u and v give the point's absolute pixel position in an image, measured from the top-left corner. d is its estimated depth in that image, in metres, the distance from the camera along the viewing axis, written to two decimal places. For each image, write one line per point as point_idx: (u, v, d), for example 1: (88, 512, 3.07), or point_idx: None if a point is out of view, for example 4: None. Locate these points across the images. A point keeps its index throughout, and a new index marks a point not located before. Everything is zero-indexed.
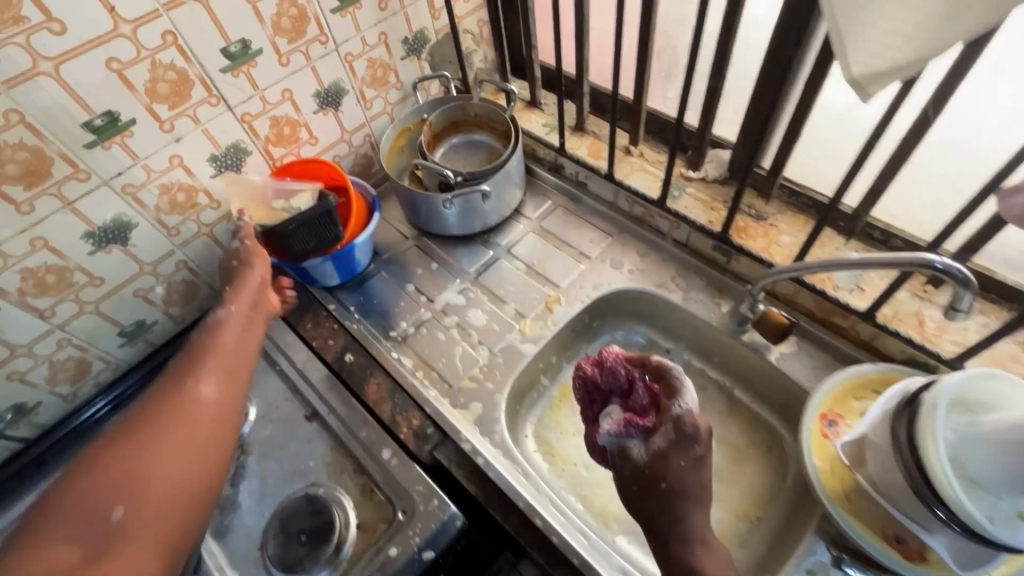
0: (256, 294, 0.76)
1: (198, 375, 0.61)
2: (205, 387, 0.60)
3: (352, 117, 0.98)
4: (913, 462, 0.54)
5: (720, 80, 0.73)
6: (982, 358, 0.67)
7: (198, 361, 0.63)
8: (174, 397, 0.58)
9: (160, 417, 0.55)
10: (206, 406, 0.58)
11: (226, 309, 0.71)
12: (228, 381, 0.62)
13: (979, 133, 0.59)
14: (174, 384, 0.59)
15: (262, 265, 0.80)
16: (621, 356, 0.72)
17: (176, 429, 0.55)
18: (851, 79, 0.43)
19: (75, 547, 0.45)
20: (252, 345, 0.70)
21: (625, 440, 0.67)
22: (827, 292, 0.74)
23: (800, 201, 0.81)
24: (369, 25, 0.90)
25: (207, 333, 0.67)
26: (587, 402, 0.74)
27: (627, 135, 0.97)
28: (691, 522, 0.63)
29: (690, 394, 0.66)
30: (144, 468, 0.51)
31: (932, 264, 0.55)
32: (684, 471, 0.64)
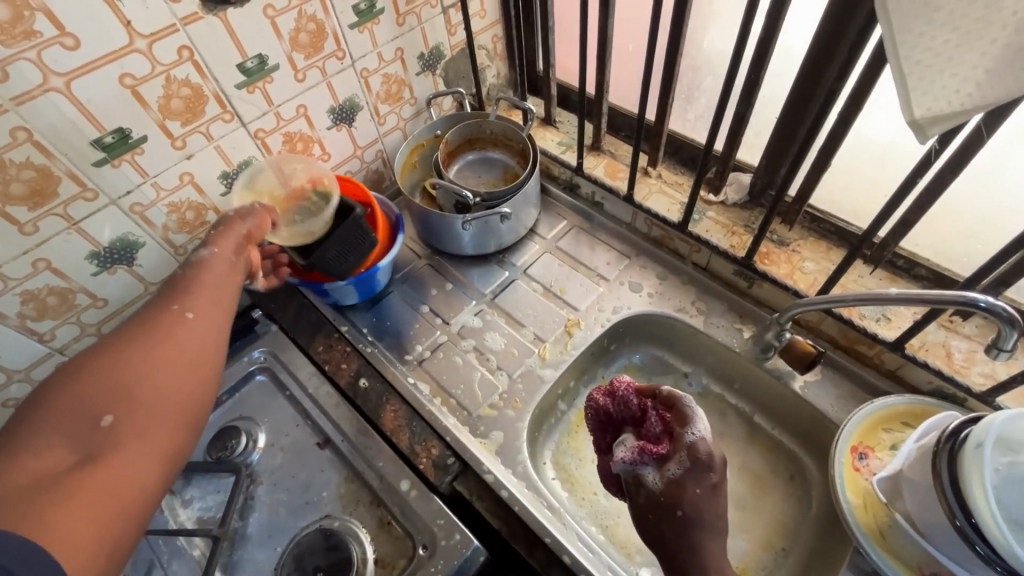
0: (239, 242, 0.70)
1: (180, 302, 0.60)
2: (188, 314, 0.59)
3: (365, 133, 0.95)
4: (956, 501, 0.54)
5: (749, 107, 0.72)
6: (1011, 393, 0.67)
7: (181, 289, 0.61)
8: (154, 321, 0.57)
9: (143, 339, 0.55)
10: (193, 329, 0.58)
11: (211, 249, 0.66)
12: (212, 308, 0.61)
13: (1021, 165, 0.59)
14: (154, 310, 0.58)
15: (254, 220, 0.73)
16: (632, 386, 0.69)
17: (161, 349, 0.54)
18: (912, 121, 0.42)
19: (65, 449, 0.45)
20: (237, 279, 0.68)
21: (639, 467, 0.65)
22: (853, 321, 0.73)
23: (822, 228, 0.80)
24: (386, 40, 0.87)
25: (190, 267, 0.64)
26: (600, 433, 0.72)
27: (645, 156, 0.96)
28: (709, 552, 0.59)
29: (702, 420, 0.64)
30: (129, 385, 0.51)
31: (976, 303, 0.53)
32: (701, 498, 0.61)
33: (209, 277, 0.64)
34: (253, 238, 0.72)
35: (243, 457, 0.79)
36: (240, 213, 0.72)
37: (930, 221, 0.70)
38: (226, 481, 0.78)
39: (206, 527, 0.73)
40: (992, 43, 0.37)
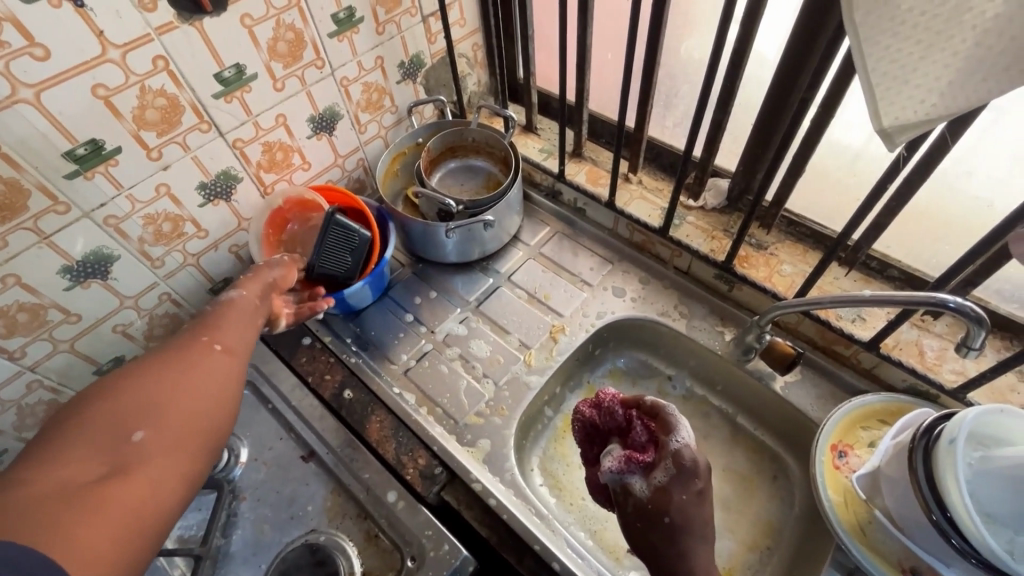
0: (265, 288, 0.72)
1: (211, 333, 0.60)
2: (217, 346, 0.58)
3: (346, 141, 0.95)
4: (931, 495, 0.55)
5: (726, 115, 0.74)
6: (981, 389, 0.69)
7: (211, 322, 0.62)
8: (185, 349, 0.56)
9: (173, 364, 0.54)
10: (224, 359, 0.58)
11: (238, 291, 0.68)
12: (239, 342, 0.62)
13: (988, 168, 0.61)
14: (184, 339, 0.58)
15: (281, 269, 0.75)
16: (618, 397, 0.71)
17: (191, 372, 0.54)
18: (880, 130, 0.44)
19: (89, 463, 0.44)
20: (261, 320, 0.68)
21: (626, 476, 0.66)
22: (830, 322, 0.75)
23: (798, 231, 0.82)
24: (366, 49, 0.87)
25: (219, 306, 0.65)
26: (587, 443, 0.74)
27: (626, 162, 0.97)
28: (696, 556, 0.60)
29: (685, 427, 0.65)
30: (158, 406, 0.50)
31: (946, 304, 0.55)
32: (686, 505, 0.62)
33: (236, 313, 0.64)
34: (279, 286, 0.74)
35: (225, 472, 0.77)
36: (266, 265, 0.74)
37: (901, 222, 0.72)
38: (209, 498, 0.77)
39: (188, 546, 0.72)
40: (955, 55, 0.39)
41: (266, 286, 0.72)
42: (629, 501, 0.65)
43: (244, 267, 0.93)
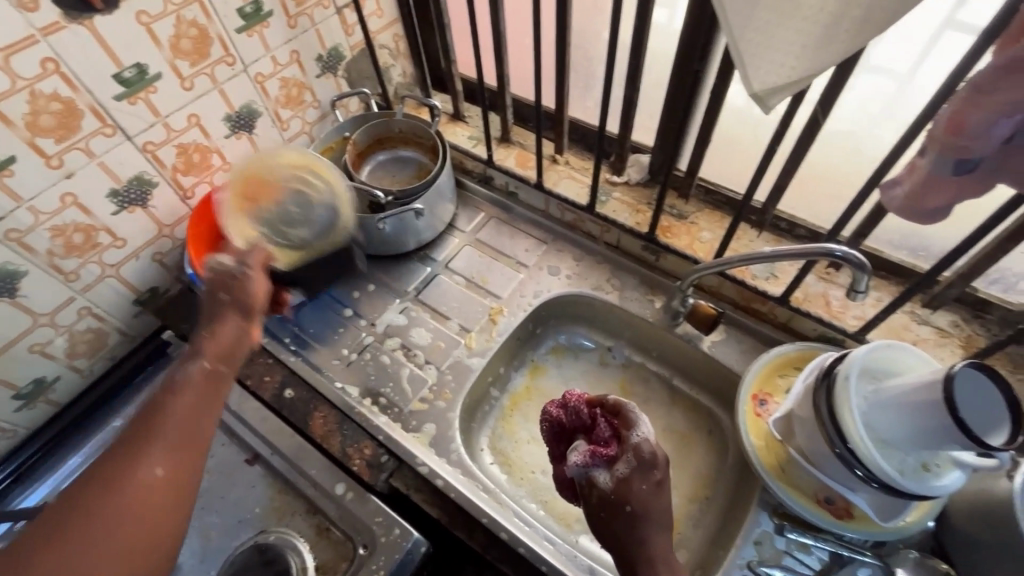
0: (238, 333, 0.60)
1: (146, 454, 0.49)
2: (158, 474, 0.49)
3: (267, 139, 0.93)
4: (833, 429, 0.60)
5: (635, 91, 0.77)
6: (880, 329, 0.75)
7: (150, 435, 0.50)
8: (114, 484, 0.47)
9: (83, 531, 0.45)
10: (158, 499, 0.48)
11: (197, 366, 0.55)
12: (177, 458, 0.50)
13: (866, 128, 0.67)
14: (113, 463, 0.48)
15: (258, 280, 0.63)
16: (583, 396, 0.68)
17: (115, 538, 0.45)
18: (753, 93, 0.48)
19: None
20: (208, 410, 0.55)
21: (590, 470, 0.62)
22: (746, 282, 0.80)
23: (715, 199, 0.87)
24: (279, 43, 0.85)
25: (165, 402, 0.52)
26: (555, 442, 0.70)
27: (552, 144, 0.99)
28: (657, 543, 0.57)
29: (646, 421, 0.62)
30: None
31: (834, 254, 0.60)
32: (648, 495, 0.58)
33: (174, 415, 0.52)
34: (255, 311, 0.62)
35: None
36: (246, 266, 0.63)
37: (800, 182, 0.77)
38: None
39: None
40: (803, 21, 0.42)
41: (213, 365, 0.56)
42: (592, 492, 0.61)
43: (171, 275, 0.90)
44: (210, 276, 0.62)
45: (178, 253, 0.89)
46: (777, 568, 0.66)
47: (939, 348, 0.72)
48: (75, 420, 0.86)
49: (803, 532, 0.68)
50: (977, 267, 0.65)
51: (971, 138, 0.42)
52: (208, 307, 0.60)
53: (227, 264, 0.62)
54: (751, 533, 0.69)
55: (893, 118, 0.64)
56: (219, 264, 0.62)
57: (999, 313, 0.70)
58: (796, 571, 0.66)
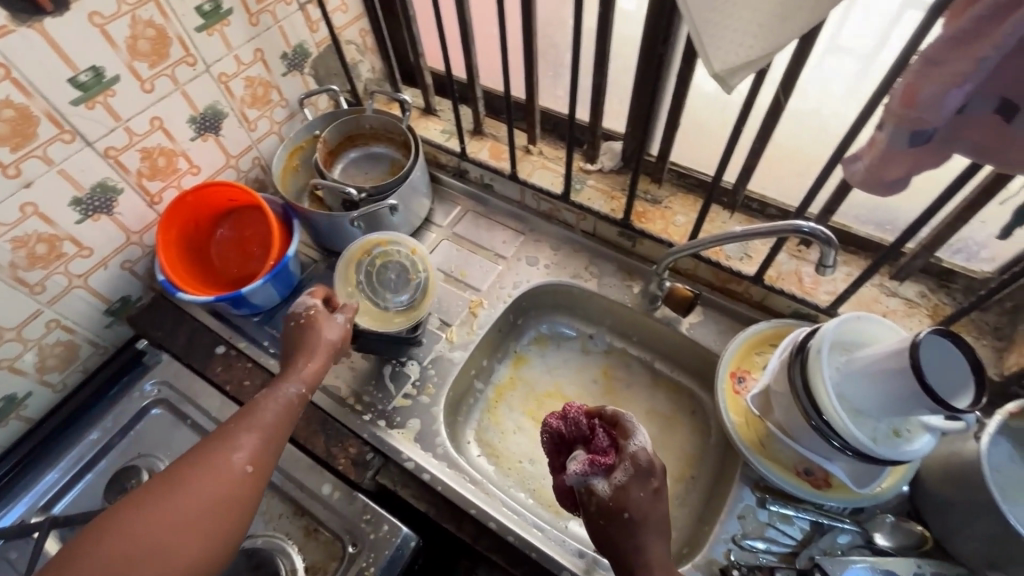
0: (326, 357, 0.71)
1: (243, 446, 0.62)
2: (247, 467, 0.61)
3: (235, 140, 0.91)
4: (808, 402, 0.62)
5: (604, 78, 0.77)
6: (851, 302, 0.77)
7: (245, 430, 0.63)
8: (213, 465, 0.59)
9: (178, 495, 0.57)
10: (235, 489, 0.59)
11: (298, 390, 0.68)
12: (268, 455, 0.63)
13: (828, 106, 0.68)
14: (216, 447, 0.61)
15: (334, 327, 0.73)
16: (582, 407, 0.66)
17: (193, 512, 0.57)
18: (713, 73, 0.48)
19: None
20: (289, 428, 0.66)
21: (589, 478, 0.60)
22: (720, 263, 0.82)
23: (687, 182, 0.88)
24: (241, 42, 0.84)
25: (263, 402, 0.66)
26: (555, 454, 0.67)
27: (525, 135, 0.99)
28: (653, 551, 0.57)
29: (643, 430, 0.62)
30: (164, 543, 0.55)
31: (802, 230, 0.62)
32: (645, 502, 0.58)
33: (267, 420, 0.65)
34: (340, 348, 0.73)
35: None
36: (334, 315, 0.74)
37: (769, 162, 0.78)
38: None
39: None
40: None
41: (306, 392, 0.69)
42: (591, 499, 0.60)
43: (143, 283, 0.88)
44: (294, 313, 0.74)
45: (148, 260, 0.88)
46: (761, 540, 0.67)
47: (907, 319, 0.74)
48: (40, 442, 0.81)
49: (785, 504, 0.69)
50: (940, 238, 0.66)
51: (925, 110, 0.43)
52: (296, 338, 0.72)
53: (321, 309, 0.74)
54: (735, 507, 0.70)
55: (853, 95, 0.65)
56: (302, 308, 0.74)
57: (963, 282, 0.73)
58: (778, 542, 0.68)
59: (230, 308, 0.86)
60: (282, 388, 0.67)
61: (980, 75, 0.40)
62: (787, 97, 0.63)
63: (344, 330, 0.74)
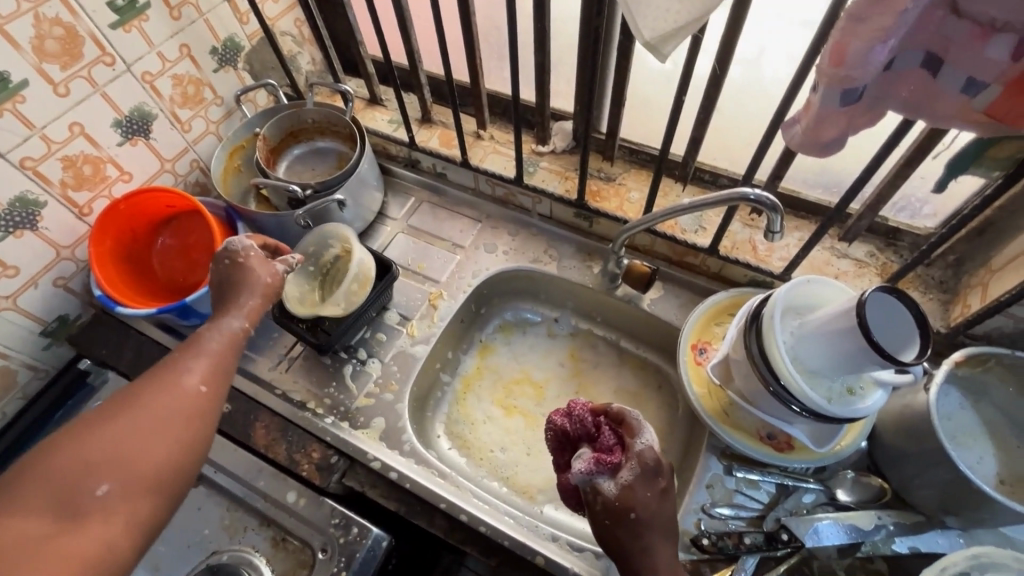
0: (262, 292, 0.68)
1: (192, 370, 0.59)
2: (199, 387, 0.58)
3: (169, 144, 0.86)
4: (765, 368, 0.62)
5: (546, 56, 0.76)
6: (804, 266, 0.78)
7: (192, 354, 0.61)
8: (162, 386, 0.57)
9: (129, 407, 0.54)
10: (191, 402, 0.57)
11: (242, 321, 0.66)
12: (220, 379, 0.61)
13: (769, 73, 0.68)
14: (163, 371, 0.58)
15: (263, 267, 0.70)
16: (587, 405, 0.64)
17: (149, 421, 0.54)
18: (645, 42, 0.47)
19: (47, 517, 0.47)
20: (235, 357, 0.64)
21: (595, 477, 0.58)
22: (676, 237, 0.82)
23: (640, 158, 0.87)
24: (164, 38, 0.79)
25: (207, 330, 0.64)
26: (559, 452, 0.64)
27: (474, 120, 0.96)
28: (663, 554, 0.56)
29: (649, 427, 0.60)
30: (121, 455, 0.51)
31: (748, 197, 0.61)
32: (652, 501, 0.57)
33: (213, 345, 0.62)
34: (275, 289, 0.70)
35: None
36: (271, 261, 0.71)
37: (717, 132, 0.78)
38: None
39: None
40: None
41: (250, 324, 0.67)
42: (597, 499, 0.58)
43: (80, 300, 0.84)
44: (227, 250, 0.70)
45: (84, 275, 0.83)
46: (728, 507, 0.68)
47: (858, 279, 0.76)
48: None
49: (750, 470, 0.70)
50: (882, 197, 0.67)
51: (852, 68, 0.42)
52: (230, 276, 0.68)
53: (251, 249, 0.70)
54: (703, 477, 0.71)
55: (792, 61, 0.65)
56: (238, 247, 0.70)
57: (909, 239, 0.74)
58: (746, 507, 0.69)
59: (177, 319, 0.83)
60: (225, 320, 0.65)
61: (901, 29, 0.40)
62: (727, 67, 0.62)
63: (277, 273, 0.71)
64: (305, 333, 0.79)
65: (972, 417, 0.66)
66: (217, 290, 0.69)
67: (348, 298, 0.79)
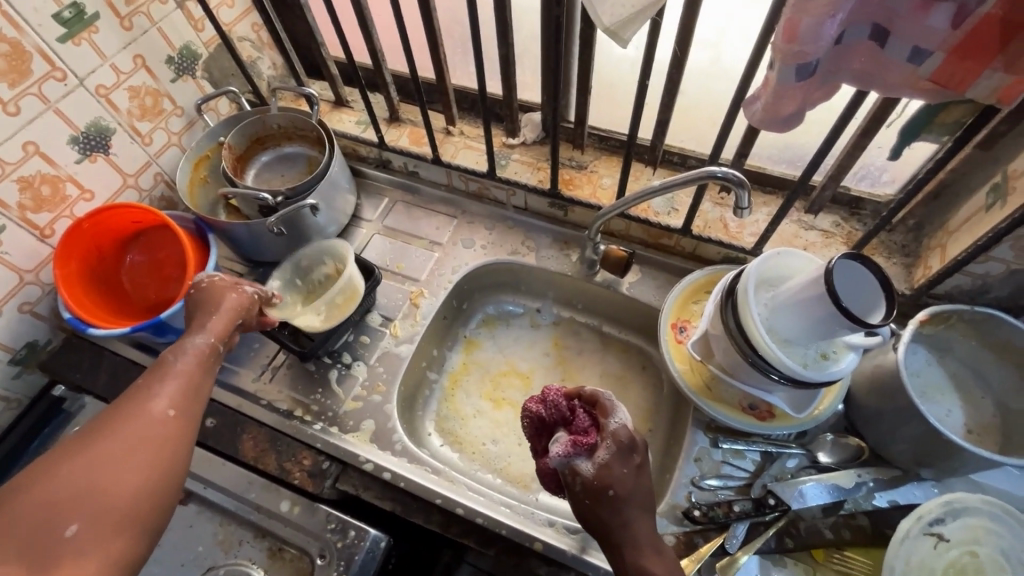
0: (232, 309, 0.68)
1: (160, 395, 0.58)
2: (168, 412, 0.57)
3: (130, 159, 0.84)
4: (743, 340, 0.64)
5: (510, 47, 0.76)
6: (774, 240, 0.80)
7: (158, 380, 0.59)
8: (128, 415, 0.55)
9: (96, 441, 0.52)
10: (161, 429, 0.55)
11: (209, 337, 0.64)
12: (190, 402, 0.59)
13: (728, 52, 0.69)
14: (130, 400, 0.57)
15: (231, 287, 0.70)
16: (560, 389, 0.65)
17: (117, 454, 0.52)
18: (605, 29, 0.48)
19: (17, 563, 0.45)
20: (206, 378, 0.63)
21: (572, 459, 0.59)
22: (649, 220, 0.83)
23: (610, 144, 0.88)
24: (116, 49, 0.77)
25: (173, 353, 0.62)
26: (537, 438, 0.65)
27: (442, 117, 0.96)
28: (641, 525, 0.58)
29: (622, 407, 0.61)
30: (90, 491, 0.50)
31: (716, 175, 0.63)
32: (629, 478, 0.58)
33: (180, 368, 0.61)
34: (246, 306, 0.69)
35: None
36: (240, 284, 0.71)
37: (683, 114, 0.79)
38: None
39: None
40: None
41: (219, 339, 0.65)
42: (576, 480, 0.59)
43: (49, 324, 0.82)
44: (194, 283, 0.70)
45: (51, 299, 0.81)
46: (717, 478, 0.70)
47: (826, 249, 0.78)
48: None
49: (736, 440, 0.73)
50: (843, 167, 0.70)
51: (805, 43, 0.44)
52: (198, 301, 0.68)
53: (220, 278, 0.70)
54: (691, 451, 0.73)
55: (749, 39, 0.67)
56: (206, 276, 0.70)
57: (871, 207, 0.77)
58: (733, 477, 0.71)
59: (154, 338, 0.81)
60: (190, 339, 0.63)
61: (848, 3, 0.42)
62: (688, 49, 0.63)
63: (245, 293, 0.70)
64: (288, 340, 0.79)
65: (939, 372, 0.70)
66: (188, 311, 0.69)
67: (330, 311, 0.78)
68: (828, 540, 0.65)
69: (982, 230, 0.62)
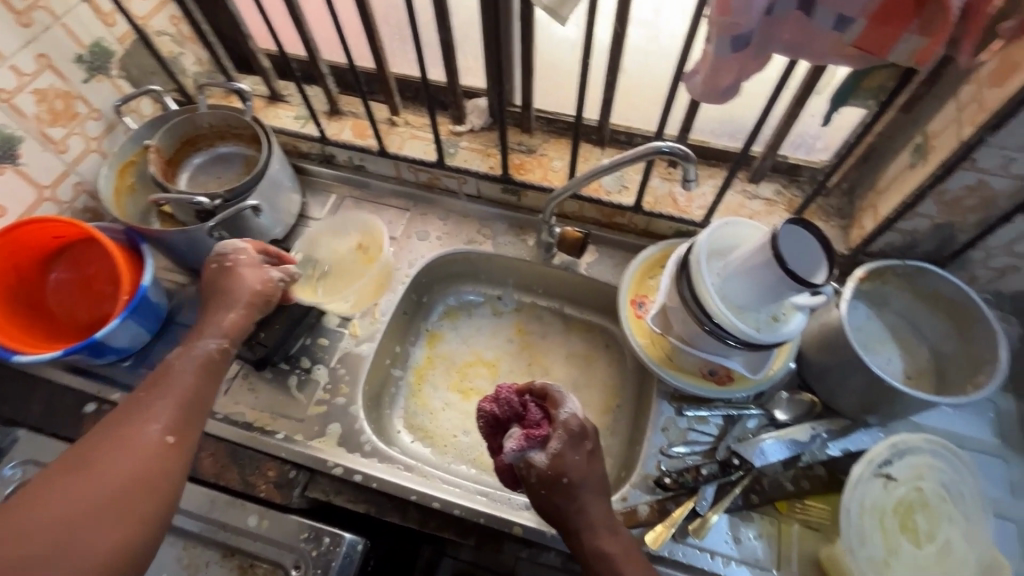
0: (245, 305, 0.67)
1: (157, 417, 0.56)
2: (165, 438, 0.55)
3: (44, 169, 0.77)
4: (699, 310, 0.66)
5: (449, 31, 0.74)
6: (721, 211, 0.82)
7: (157, 399, 0.57)
8: (125, 437, 0.53)
9: (85, 471, 0.50)
10: (155, 460, 0.53)
11: (218, 346, 0.63)
12: (187, 428, 0.57)
13: (664, 29, 0.70)
14: (125, 422, 0.55)
15: (251, 274, 0.69)
16: (511, 386, 0.63)
17: (106, 488, 0.50)
18: (542, 6, 0.47)
19: None
20: (207, 398, 0.61)
21: (526, 453, 0.59)
22: (601, 199, 0.84)
23: (557, 127, 0.88)
24: (14, 48, 0.70)
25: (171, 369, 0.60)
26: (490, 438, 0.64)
27: (385, 107, 0.93)
28: (595, 509, 0.59)
29: (571, 397, 0.62)
30: (72, 531, 0.47)
31: (662, 150, 0.64)
32: (581, 464, 0.60)
33: (179, 386, 0.59)
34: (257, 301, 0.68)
35: None
36: (263, 266, 0.70)
37: (627, 93, 0.80)
38: None
39: None
40: None
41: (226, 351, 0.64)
42: (531, 472, 0.59)
43: None
44: (218, 255, 0.70)
45: None
46: (683, 445, 0.73)
47: (769, 217, 0.81)
48: None
49: (699, 408, 0.75)
50: (780, 136, 0.73)
51: (738, 14, 0.45)
52: (218, 281, 0.68)
53: (242, 257, 0.69)
54: (658, 422, 0.75)
55: (683, 15, 0.68)
56: (231, 249, 0.69)
57: (808, 173, 0.80)
58: (699, 442, 0.73)
59: (89, 361, 0.75)
60: (197, 350, 0.62)
61: None
62: (625, 28, 0.64)
63: (269, 279, 0.69)
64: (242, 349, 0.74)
65: (878, 324, 0.75)
66: (206, 292, 0.68)
67: (358, 298, 0.83)
68: (789, 491, 0.69)
69: (909, 187, 0.66)
